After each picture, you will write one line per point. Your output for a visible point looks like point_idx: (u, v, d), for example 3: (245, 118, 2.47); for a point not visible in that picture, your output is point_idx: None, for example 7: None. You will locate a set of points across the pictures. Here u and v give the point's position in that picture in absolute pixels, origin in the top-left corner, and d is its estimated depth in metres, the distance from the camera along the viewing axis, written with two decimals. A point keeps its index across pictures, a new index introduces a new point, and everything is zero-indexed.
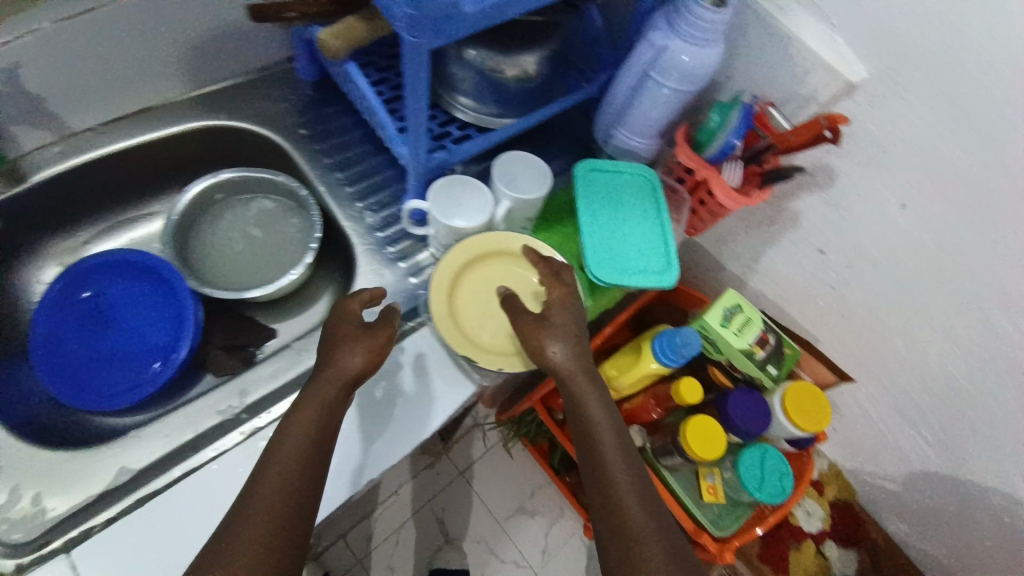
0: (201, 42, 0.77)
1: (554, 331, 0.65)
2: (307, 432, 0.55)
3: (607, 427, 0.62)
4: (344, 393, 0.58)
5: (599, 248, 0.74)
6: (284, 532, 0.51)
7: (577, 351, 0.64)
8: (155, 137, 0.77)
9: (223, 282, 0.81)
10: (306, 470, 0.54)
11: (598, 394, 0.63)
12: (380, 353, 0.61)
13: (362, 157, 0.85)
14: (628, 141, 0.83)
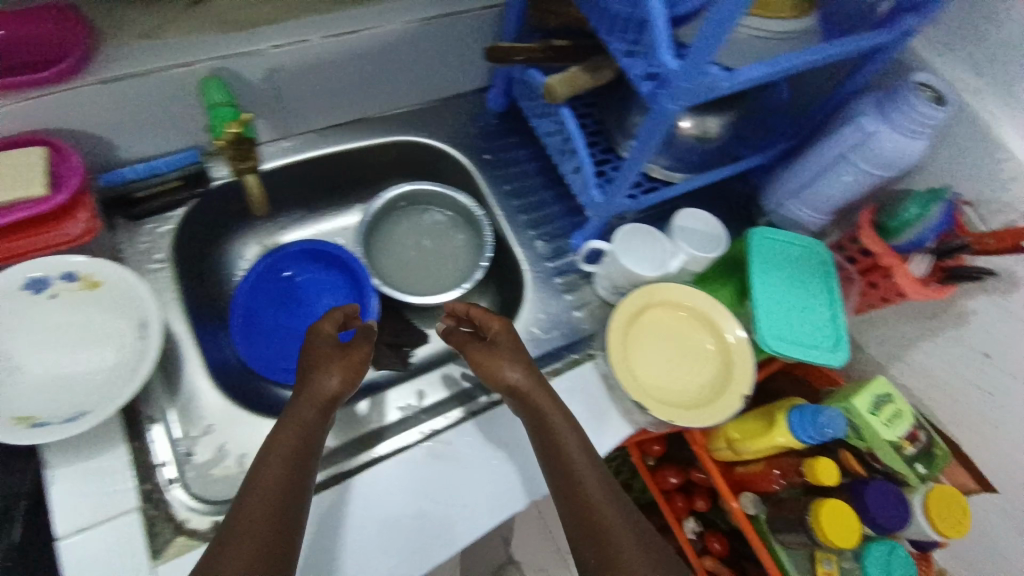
0: (425, 66, 0.84)
1: (518, 360, 0.65)
2: (296, 438, 0.55)
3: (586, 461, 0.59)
4: (323, 415, 0.58)
5: (772, 317, 0.75)
6: (284, 534, 0.49)
7: (541, 383, 0.64)
8: (365, 145, 0.85)
9: (395, 283, 0.86)
10: (299, 472, 0.53)
11: (562, 417, 0.62)
12: (355, 375, 0.61)
13: (534, 189, 0.90)
14: (796, 211, 0.87)
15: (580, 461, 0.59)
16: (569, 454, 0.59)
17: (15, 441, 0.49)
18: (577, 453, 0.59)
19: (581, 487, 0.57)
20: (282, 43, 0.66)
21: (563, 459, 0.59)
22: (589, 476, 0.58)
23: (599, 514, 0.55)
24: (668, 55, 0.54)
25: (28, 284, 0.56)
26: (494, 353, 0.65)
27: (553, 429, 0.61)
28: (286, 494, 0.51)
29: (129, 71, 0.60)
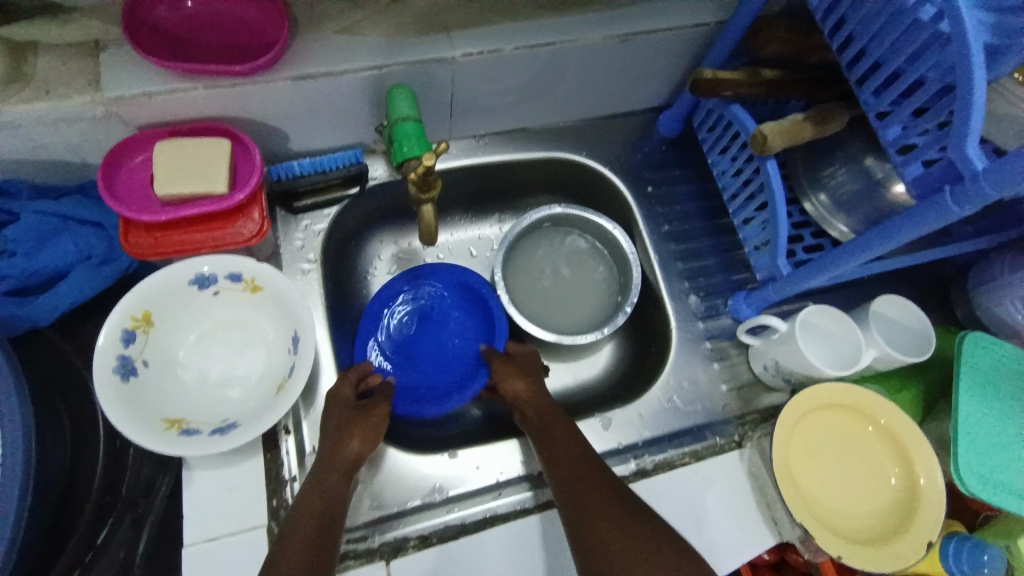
0: (605, 86, 0.74)
1: (536, 390, 0.64)
2: (317, 492, 0.50)
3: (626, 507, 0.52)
4: (345, 477, 0.53)
5: (975, 445, 0.64)
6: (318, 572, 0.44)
7: (551, 413, 0.61)
8: (522, 159, 0.78)
9: (526, 310, 0.79)
10: (321, 517, 0.48)
11: (573, 444, 0.58)
12: (376, 435, 0.56)
13: (696, 234, 0.80)
14: (1013, 314, 0.71)
15: (594, 491, 0.53)
16: (581, 483, 0.54)
17: (170, 451, 0.49)
18: (590, 483, 0.54)
19: (592, 521, 0.50)
20: (474, 52, 0.61)
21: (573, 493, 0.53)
22: (602, 507, 0.51)
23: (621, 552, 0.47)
24: (975, 148, 0.42)
25: (194, 280, 0.55)
26: (512, 368, 0.65)
27: (559, 458, 0.57)
28: (316, 540, 0.47)
29: (317, 69, 0.56)
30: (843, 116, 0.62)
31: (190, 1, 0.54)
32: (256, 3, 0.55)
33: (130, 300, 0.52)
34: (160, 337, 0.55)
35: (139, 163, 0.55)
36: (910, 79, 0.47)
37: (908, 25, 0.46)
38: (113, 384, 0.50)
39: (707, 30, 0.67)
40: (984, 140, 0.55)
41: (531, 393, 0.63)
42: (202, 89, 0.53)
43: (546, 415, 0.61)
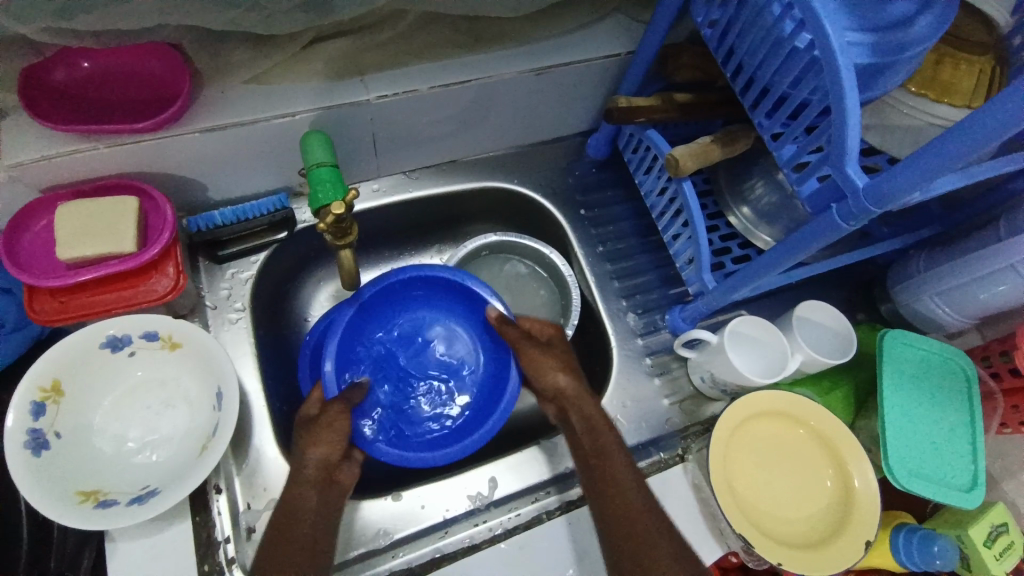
0: (528, 116, 0.75)
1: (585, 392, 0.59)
2: (287, 511, 0.51)
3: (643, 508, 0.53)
4: (320, 486, 0.53)
5: (904, 439, 0.67)
6: None
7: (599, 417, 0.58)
8: (453, 190, 0.78)
9: None
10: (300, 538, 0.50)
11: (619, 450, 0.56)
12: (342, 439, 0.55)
13: (631, 252, 0.82)
14: (931, 307, 0.75)
15: (634, 507, 0.53)
16: (622, 498, 0.53)
17: (83, 527, 0.47)
18: (632, 499, 0.53)
19: (629, 537, 0.51)
20: (388, 93, 0.61)
21: (613, 505, 0.53)
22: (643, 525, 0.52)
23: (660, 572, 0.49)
24: (856, 168, 0.43)
25: (107, 342, 0.54)
26: (539, 355, 0.61)
27: (604, 463, 0.55)
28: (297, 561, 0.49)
29: (226, 121, 0.56)
30: (749, 136, 0.66)
31: (87, 61, 0.53)
32: (156, 58, 0.55)
33: (36, 370, 0.50)
34: (73, 405, 0.52)
35: (43, 227, 0.54)
36: (796, 102, 0.48)
37: (787, 51, 0.47)
38: (20, 462, 0.48)
39: (620, 59, 0.69)
40: (876, 151, 0.58)
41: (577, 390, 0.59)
42: (104, 147, 0.52)
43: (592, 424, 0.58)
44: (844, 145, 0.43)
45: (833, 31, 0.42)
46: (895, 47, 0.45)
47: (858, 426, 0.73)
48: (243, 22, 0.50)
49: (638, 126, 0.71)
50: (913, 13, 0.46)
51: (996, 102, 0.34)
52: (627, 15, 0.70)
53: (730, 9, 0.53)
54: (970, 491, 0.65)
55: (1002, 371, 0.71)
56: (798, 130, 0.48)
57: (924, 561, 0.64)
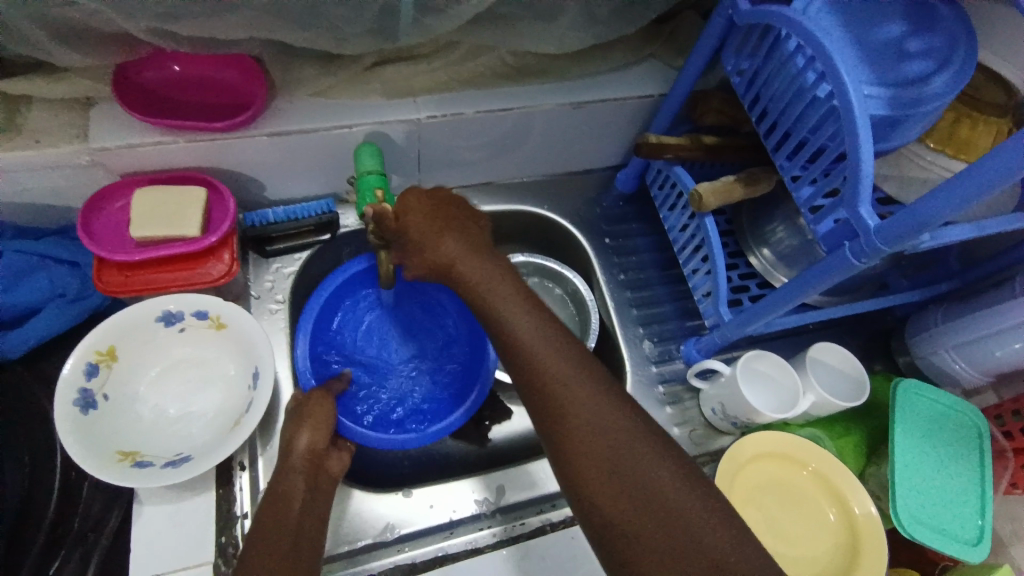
0: (562, 146, 0.80)
1: (490, 270, 0.60)
2: (292, 483, 0.55)
3: (536, 341, 0.54)
4: (309, 453, 0.57)
5: (914, 494, 0.67)
6: (300, 544, 0.51)
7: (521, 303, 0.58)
8: (487, 211, 0.83)
9: None
10: (303, 502, 0.54)
11: (523, 312, 0.57)
12: (326, 425, 0.59)
13: (650, 282, 0.85)
14: (948, 362, 0.76)
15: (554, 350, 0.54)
16: (534, 340, 0.54)
17: (119, 482, 0.50)
18: (544, 341, 0.54)
19: (538, 360, 0.53)
20: (436, 114, 0.67)
21: (524, 343, 0.54)
22: (558, 358, 0.53)
23: (557, 385, 0.51)
24: (869, 209, 0.46)
25: (160, 317, 0.58)
26: (451, 228, 0.61)
27: (509, 315, 0.57)
28: (299, 514, 0.53)
29: (291, 127, 0.62)
30: (771, 178, 0.69)
31: (175, 65, 0.60)
32: (236, 69, 0.62)
33: (96, 335, 0.55)
34: (121, 372, 0.57)
35: (117, 208, 0.60)
36: (814, 146, 0.51)
37: (809, 99, 0.51)
38: (71, 416, 0.52)
39: (652, 101, 0.75)
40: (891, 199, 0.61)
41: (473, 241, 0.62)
42: (182, 142, 0.58)
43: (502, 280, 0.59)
44: (858, 188, 0.46)
45: (851, 83, 0.46)
46: (912, 102, 0.49)
47: (867, 474, 0.72)
48: (317, 40, 0.57)
49: (666, 163, 0.76)
50: (931, 72, 0.50)
51: (992, 156, 0.38)
52: (661, 62, 0.76)
53: (758, 59, 0.57)
54: (982, 548, 0.65)
55: (1014, 431, 0.72)
56: (815, 171, 0.52)
57: None
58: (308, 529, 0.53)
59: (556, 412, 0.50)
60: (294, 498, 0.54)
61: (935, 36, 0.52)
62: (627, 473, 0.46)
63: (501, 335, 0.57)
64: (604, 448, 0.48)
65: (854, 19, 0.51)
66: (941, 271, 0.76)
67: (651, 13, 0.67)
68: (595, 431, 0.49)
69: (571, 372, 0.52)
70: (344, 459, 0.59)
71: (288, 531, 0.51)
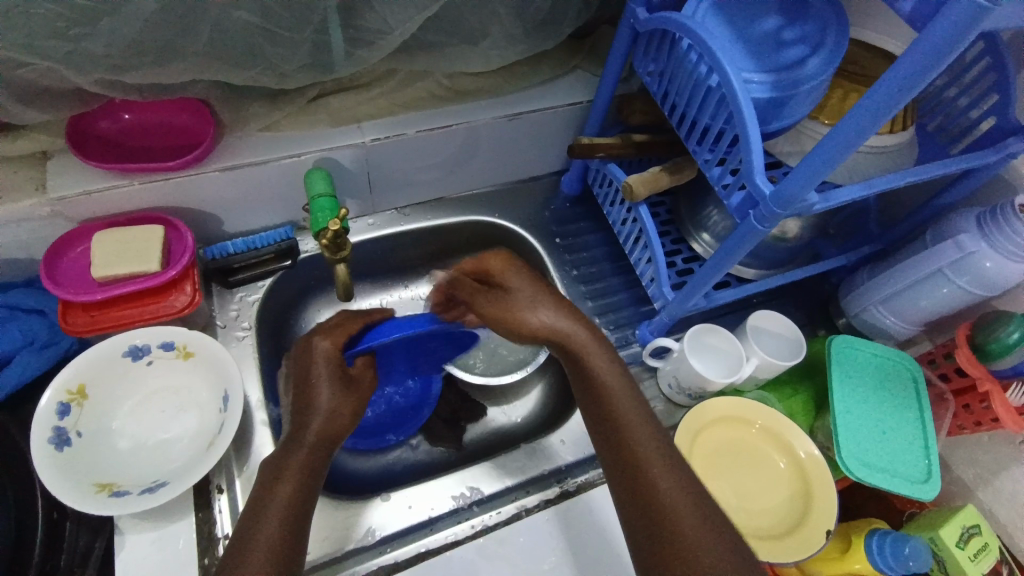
0: (506, 156, 0.86)
1: (596, 350, 0.62)
2: (308, 458, 0.56)
3: (630, 411, 0.58)
4: (343, 421, 0.60)
5: (859, 440, 0.72)
6: (296, 512, 0.53)
7: (606, 370, 0.61)
8: (443, 224, 0.87)
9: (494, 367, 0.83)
10: (311, 472, 0.55)
11: (622, 383, 0.60)
12: (357, 403, 0.61)
13: (603, 274, 0.90)
14: (880, 317, 0.82)
15: (636, 421, 0.57)
16: (625, 415, 0.58)
17: (101, 512, 0.52)
18: (634, 418, 0.58)
19: (632, 435, 0.56)
20: (382, 136, 0.71)
21: (612, 404, 0.59)
22: (643, 432, 0.57)
23: (645, 459, 0.55)
24: (763, 179, 0.52)
25: (129, 352, 0.61)
26: (501, 301, 0.65)
27: (607, 394, 0.59)
28: (305, 486, 0.54)
29: (242, 161, 0.66)
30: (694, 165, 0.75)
31: (127, 114, 0.64)
32: (186, 112, 0.66)
33: (65, 374, 0.57)
34: (94, 408, 0.58)
35: (78, 253, 0.62)
36: (716, 130, 0.57)
37: (705, 90, 0.58)
38: (46, 454, 0.53)
39: (583, 107, 0.81)
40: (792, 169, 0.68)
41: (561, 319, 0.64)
42: (137, 184, 0.61)
43: (605, 373, 0.60)
44: (750, 162, 0.52)
45: (734, 72, 0.52)
46: (793, 82, 0.55)
47: (817, 428, 0.78)
48: (260, 78, 0.61)
49: (601, 162, 0.81)
50: (807, 55, 0.57)
51: (847, 119, 0.44)
52: (586, 71, 0.82)
53: (661, 60, 0.64)
54: (930, 484, 0.70)
55: (948, 372, 0.78)
56: (720, 152, 0.58)
57: (899, 565, 0.67)
58: (308, 498, 0.54)
59: (651, 506, 0.52)
60: (299, 457, 0.55)
61: (809, 23, 0.59)
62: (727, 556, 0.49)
63: (596, 399, 0.60)
64: (703, 541, 0.49)
65: (736, 17, 0.58)
66: (863, 236, 0.83)
67: (567, 28, 0.74)
68: (693, 514, 0.51)
69: (658, 451, 0.55)
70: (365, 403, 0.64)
71: (292, 502, 0.53)
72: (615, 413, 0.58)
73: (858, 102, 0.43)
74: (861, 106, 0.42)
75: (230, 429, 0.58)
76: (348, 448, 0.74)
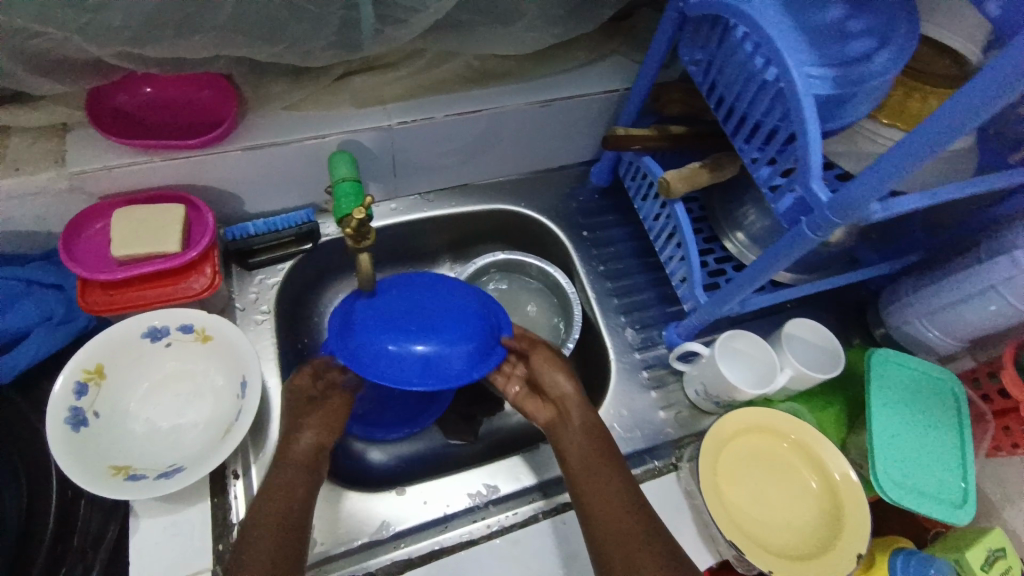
0: (535, 144, 0.82)
1: (582, 419, 0.63)
2: (300, 475, 0.57)
3: (606, 475, 0.59)
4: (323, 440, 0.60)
5: (894, 460, 0.68)
6: (293, 529, 0.53)
7: (585, 433, 0.62)
8: (466, 212, 0.85)
9: None
10: (305, 487, 0.56)
11: (597, 445, 0.61)
12: (333, 425, 0.61)
13: (629, 271, 0.87)
14: (921, 330, 0.78)
15: (612, 485, 0.58)
16: (602, 478, 0.59)
17: (116, 496, 0.51)
18: (610, 481, 0.58)
19: (608, 505, 0.57)
20: (408, 120, 0.68)
21: (589, 471, 0.59)
22: (615, 497, 0.57)
23: (620, 527, 0.55)
24: (820, 184, 0.48)
25: (147, 333, 0.59)
26: (553, 358, 0.67)
27: (586, 457, 0.60)
28: (296, 501, 0.55)
29: (264, 140, 0.63)
30: (735, 161, 0.71)
31: (148, 88, 0.62)
32: (208, 88, 0.63)
33: (83, 354, 0.56)
34: (110, 389, 0.58)
35: (96, 230, 0.61)
36: (768, 128, 0.53)
37: (759, 84, 0.53)
38: (63, 434, 0.53)
39: (618, 95, 0.77)
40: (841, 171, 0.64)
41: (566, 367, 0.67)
42: (157, 160, 0.60)
43: (586, 425, 0.63)
44: (807, 164, 0.48)
45: (794, 66, 0.48)
46: (856, 79, 0.51)
47: (849, 443, 0.74)
48: (285, 56, 0.58)
49: (635, 154, 0.78)
50: (872, 50, 0.52)
51: (927, 123, 0.40)
52: (624, 57, 0.78)
53: (710, 49, 0.59)
54: (969, 508, 0.67)
55: (991, 393, 0.74)
56: (771, 152, 0.54)
57: None
58: (302, 513, 0.55)
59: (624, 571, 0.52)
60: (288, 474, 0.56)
61: (876, 14, 0.54)
62: None
63: (574, 465, 0.60)
64: None
65: (797, 4, 0.53)
66: (910, 242, 0.78)
67: (607, 10, 0.69)
68: None
69: (633, 516, 0.56)
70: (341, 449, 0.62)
71: (285, 520, 0.53)
72: (591, 483, 0.59)
73: (926, 119, 0.40)
74: (945, 110, 0.38)
75: (248, 417, 0.57)
76: (364, 438, 0.73)
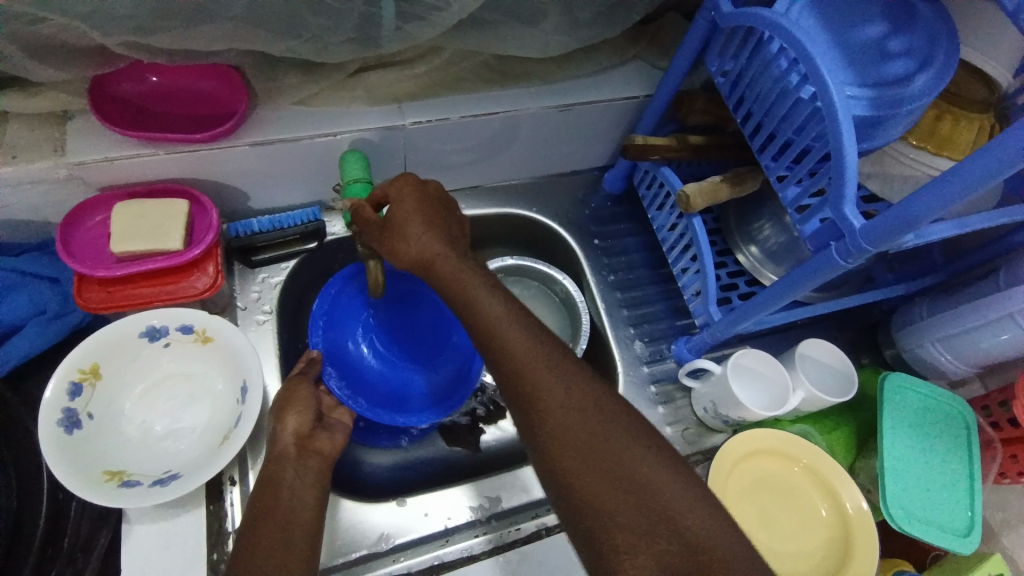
0: (550, 148, 0.80)
1: (468, 268, 0.57)
2: (301, 472, 0.55)
3: (514, 332, 0.54)
4: (310, 429, 0.58)
5: (904, 485, 0.67)
6: (295, 523, 0.51)
7: (490, 288, 0.56)
8: (476, 215, 0.83)
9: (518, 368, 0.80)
10: (305, 480, 0.54)
11: (505, 303, 0.56)
12: (309, 407, 0.59)
13: (640, 281, 0.85)
14: (933, 354, 0.76)
15: (531, 343, 0.53)
16: (520, 335, 0.53)
17: (109, 503, 0.49)
18: (529, 340, 0.53)
19: (525, 366, 0.52)
20: (423, 120, 0.66)
21: (500, 332, 0.54)
22: (528, 350, 0.52)
23: (539, 389, 0.51)
24: (854, 210, 0.46)
25: (145, 332, 0.57)
26: (395, 226, 0.58)
27: (490, 316, 0.55)
28: (292, 492, 0.53)
29: (273, 136, 0.61)
30: (756, 178, 0.70)
31: (153, 76, 0.59)
32: (215, 79, 0.61)
33: (78, 353, 0.54)
34: (106, 390, 0.56)
35: (96, 223, 0.59)
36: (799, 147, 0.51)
37: (793, 100, 0.51)
38: (55, 438, 0.51)
39: (638, 102, 0.75)
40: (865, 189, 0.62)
41: (512, 313, 0.55)
42: (161, 153, 0.57)
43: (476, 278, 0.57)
44: (843, 187, 0.46)
45: (835, 84, 0.46)
46: (894, 102, 0.49)
47: (857, 467, 0.73)
48: (298, 50, 0.56)
49: (653, 163, 0.76)
50: (912, 72, 0.50)
51: (988, 148, 0.38)
52: (646, 63, 0.76)
53: (742, 60, 0.57)
54: (973, 539, 0.66)
55: (1002, 421, 0.72)
56: (801, 171, 0.52)
57: None
58: (308, 505, 0.53)
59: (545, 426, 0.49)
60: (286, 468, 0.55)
61: (917, 35, 0.52)
62: (620, 486, 0.46)
63: (480, 325, 0.55)
64: (594, 466, 0.47)
65: (836, 20, 0.52)
66: (927, 265, 0.77)
67: (632, 15, 0.67)
68: (586, 442, 0.48)
69: (550, 370, 0.51)
70: (336, 439, 0.59)
71: (286, 517, 0.51)
72: (509, 346, 0.53)
73: (981, 146, 0.39)
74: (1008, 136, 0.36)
75: (249, 424, 0.55)
76: (365, 443, 0.71)
